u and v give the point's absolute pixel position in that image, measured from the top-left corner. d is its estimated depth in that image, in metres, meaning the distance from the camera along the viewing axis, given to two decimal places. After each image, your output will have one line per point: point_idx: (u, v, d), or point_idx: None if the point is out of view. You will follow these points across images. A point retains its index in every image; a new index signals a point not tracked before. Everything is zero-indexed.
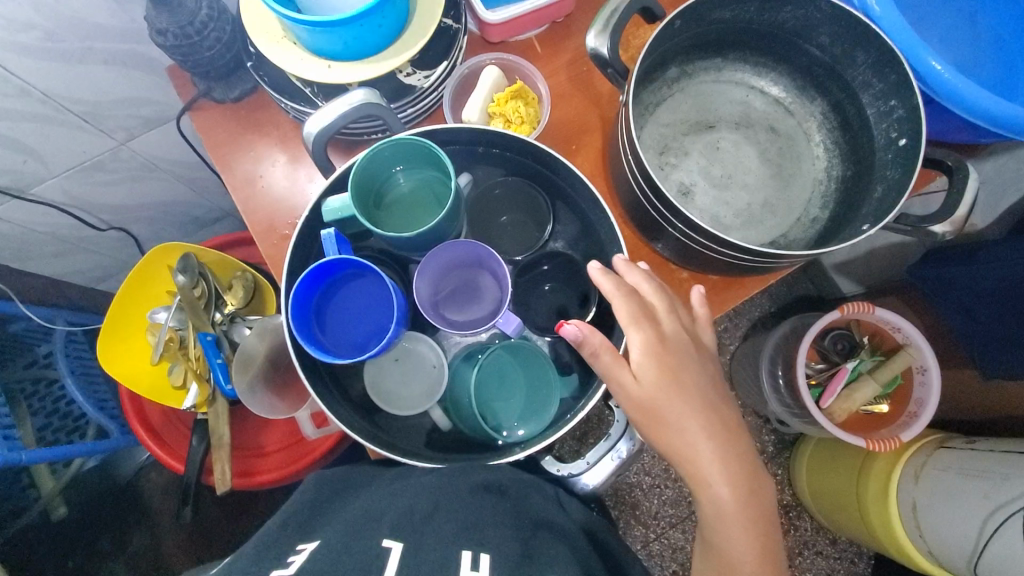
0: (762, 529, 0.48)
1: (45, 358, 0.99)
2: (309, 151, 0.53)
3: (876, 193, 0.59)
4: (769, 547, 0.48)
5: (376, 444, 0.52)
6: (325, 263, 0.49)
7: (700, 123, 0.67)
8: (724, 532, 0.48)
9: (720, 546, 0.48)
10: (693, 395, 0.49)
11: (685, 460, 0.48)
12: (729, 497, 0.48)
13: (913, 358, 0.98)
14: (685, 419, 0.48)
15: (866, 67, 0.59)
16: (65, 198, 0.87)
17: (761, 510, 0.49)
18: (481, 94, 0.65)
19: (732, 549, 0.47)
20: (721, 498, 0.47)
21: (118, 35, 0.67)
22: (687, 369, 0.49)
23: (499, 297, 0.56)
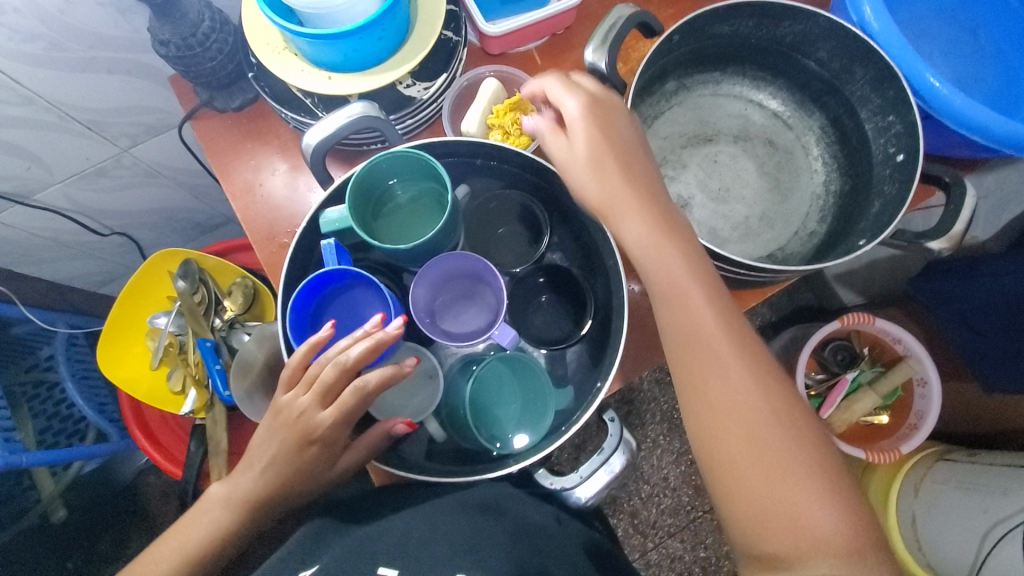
0: (744, 343, 0.45)
1: (47, 361, 1.01)
2: (308, 162, 0.53)
3: (873, 208, 0.59)
4: (732, 329, 0.46)
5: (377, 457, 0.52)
6: (323, 273, 0.50)
7: (699, 136, 0.68)
8: (699, 339, 0.46)
9: (702, 369, 0.45)
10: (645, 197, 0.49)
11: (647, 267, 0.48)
12: (699, 305, 0.46)
13: (914, 371, 0.98)
14: (635, 213, 0.49)
15: (864, 83, 0.59)
16: (68, 204, 0.87)
17: (736, 317, 0.47)
18: (482, 104, 0.65)
19: (711, 361, 0.45)
20: (688, 299, 0.47)
21: (122, 45, 0.68)
22: (639, 167, 0.51)
23: (494, 312, 0.56)
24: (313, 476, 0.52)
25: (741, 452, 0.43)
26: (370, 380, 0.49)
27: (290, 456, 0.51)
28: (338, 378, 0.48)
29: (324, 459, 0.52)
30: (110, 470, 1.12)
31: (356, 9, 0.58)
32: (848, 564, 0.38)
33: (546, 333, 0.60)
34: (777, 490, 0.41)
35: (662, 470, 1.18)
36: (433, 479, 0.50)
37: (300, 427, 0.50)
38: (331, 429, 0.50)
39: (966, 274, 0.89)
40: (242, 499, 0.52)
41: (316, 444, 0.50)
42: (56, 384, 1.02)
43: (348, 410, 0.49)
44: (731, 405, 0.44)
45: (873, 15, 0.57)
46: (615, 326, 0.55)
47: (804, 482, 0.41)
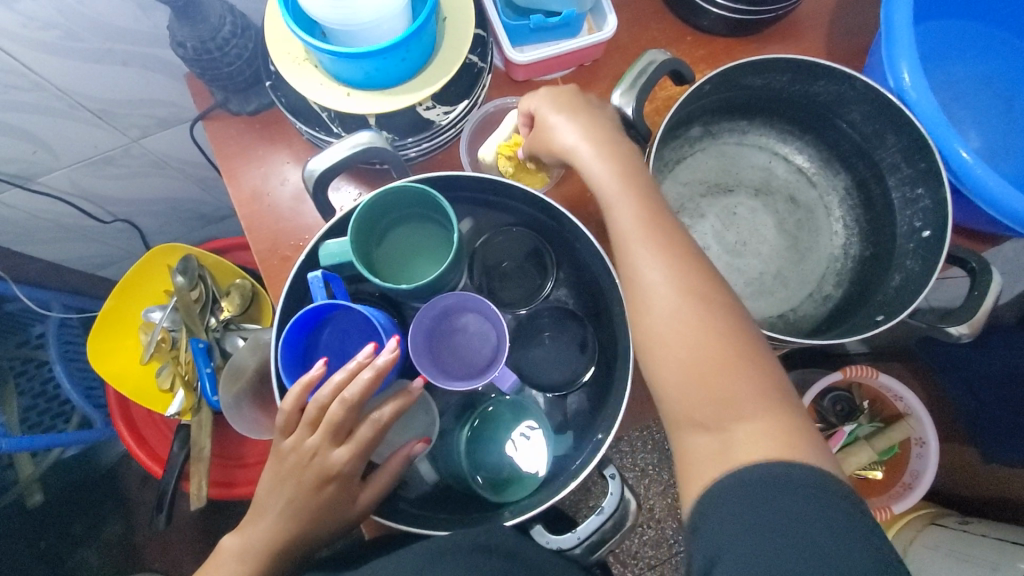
0: (683, 260, 0.47)
1: (38, 339, 0.99)
2: (310, 189, 0.52)
3: (893, 281, 0.57)
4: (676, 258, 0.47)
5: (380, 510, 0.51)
6: (312, 309, 0.47)
7: (720, 185, 0.66)
8: (642, 263, 0.47)
9: (643, 291, 0.47)
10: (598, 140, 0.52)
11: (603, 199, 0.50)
12: (641, 231, 0.48)
13: (913, 429, 0.96)
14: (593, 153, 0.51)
15: (895, 150, 0.58)
16: (72, 188, 0.86)
17: (676, 233, 0.48)
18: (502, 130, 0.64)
19: (652, 277, 0.47)
20: (635, 226, 0.48)
21: (139, 38, 0.67)
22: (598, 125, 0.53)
23: (494, 347, 0.55)
24: (336, 516, 0.50)
25: (674, 359, 0.45)
26: (387, 410, 0.49)
27: (309, 496, 0.49)
28: (348, 415, 0.48)
29: (344, 497, 0.50)
30: (93, 454, 1.10)
31: (381, 29, 0.56)
32: (781, 443, 0.41)
33: (546, 376, 0.58)
34: (714, 387, 0.43)
35: (648, 501, 1.15)
36: (429, 532, 0.49)
37: (314, 468, 0.49)
38: (348, 464, 0.49)
39: (975, 343, 0.88)
40: (260, 550, 0.49)
41: (333, 482, 0.49)
42: (44, 364, 1.00)
43: (365, 444, 0.49)
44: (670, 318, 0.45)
45: (912, 82, 0.55)
46: (615, 379, 0.53)
47: (739, 380, 0.43)
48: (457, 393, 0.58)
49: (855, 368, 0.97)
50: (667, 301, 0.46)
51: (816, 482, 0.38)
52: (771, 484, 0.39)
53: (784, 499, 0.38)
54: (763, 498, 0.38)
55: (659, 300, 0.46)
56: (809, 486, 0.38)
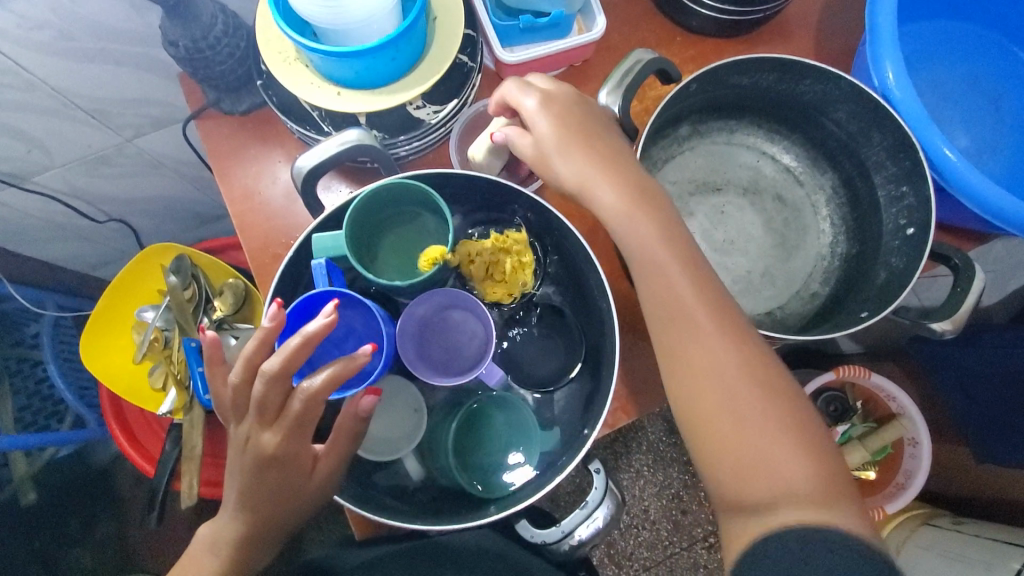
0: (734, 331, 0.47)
1: (33, 339, 1.00)
2: (299, 186, 0.52)
3: (878, 279, 0.58)
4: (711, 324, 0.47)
5: (358, 504, 0.48)
6: (310, 296, 0.48)
7: (708, 184, 0.67)
8: (691, 333, 0.47)
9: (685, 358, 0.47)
10: (615, 180, 0.51)
11: (642, 262, 0.49)
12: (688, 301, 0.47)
13: (905, 430, 0.96)
14: (612, 198, 0.50)
15: (880, 149, 0.58)
16: (66, 187, 0.86)
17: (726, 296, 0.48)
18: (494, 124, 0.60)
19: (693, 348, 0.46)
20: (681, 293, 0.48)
21: (132, 38, 0.67)
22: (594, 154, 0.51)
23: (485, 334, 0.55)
24: (294, 495, 0.48)
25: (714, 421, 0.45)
26: (316, 381, 0.45)
27: (257, 482, 0.47)
28: (268, 390, 0.45)
29: (294, 476, 0.48)
30: (86, 455, 1.11)
31: (372, 28, 0.57)
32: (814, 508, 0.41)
33: (536, 372, 0.58)
34: (745, 447, 0.44)
35: (642, 501, 1.15)
36: (416, 525, 0.47)
37: (253, 449, 0.47)
38: (281, 443, 0.47)
39: (965, 343, 0.89)
40: (230, 540, 0.49)
41: (279, 460, 0.47)
42: (38, 363, 1.01)
43: (292, 418, 0.46)
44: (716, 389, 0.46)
45: (896, 81, 0.55)
46: (601, 376, 0.54)
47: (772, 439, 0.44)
48: (446, 389, 0.58)
49: (848, 368, 0.96)
50: (716, 369, 0.45)
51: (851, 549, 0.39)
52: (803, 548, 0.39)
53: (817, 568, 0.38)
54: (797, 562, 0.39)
55: (707, 371, 0.46)
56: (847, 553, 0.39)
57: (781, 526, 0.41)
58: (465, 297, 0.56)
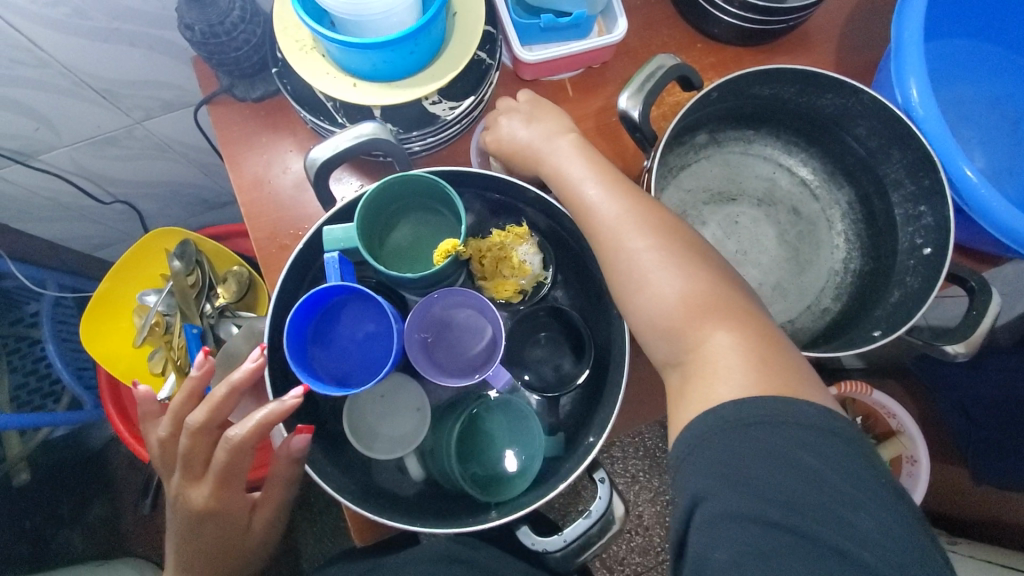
0: (665, 235, 0.48)
1: (33, 317, 0.99)
2: (311, 177, 0.51)
3: (892, 298, 0.57)
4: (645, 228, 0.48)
5: (359, 504, 0.48)
6: (320, 289, 0.47)
7: (723, 194, 0.66)
8: (621, 244, 0.48)
9: (617, 271, 0.48)
10: (565, 150, 0.55)
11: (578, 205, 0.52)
12: (615, 215, 0.49)
13: (905, 448, 0.96)
14: (560, 156, 0.55)
15: (900, 166, 0.58)
16: (72, 166, 0.85)
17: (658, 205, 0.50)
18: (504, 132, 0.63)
19: (624, 257, 0.48)
20: (607, 214, 0.50)
21: (147, 20, 0.66)
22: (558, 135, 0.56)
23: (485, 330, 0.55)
24: (230, 546, 0.55)
25: (651, 326, 0.46)
26: (239, 431, 0.49)
27: (196, 534, 0.54)
28: (195, 444, 0.51)
29: (231, 527, 0.55)
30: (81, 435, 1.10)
31: (391, 21, 0.56)
32: (756, 386, 0.40)
33: (542, 377, 0.58)
34: (686, 337, 0.44)
35: (637, 507, 1.14)
36: (417, 527, 0.47)
37: (185, 506, 0.53)
38: (212, 497, 0.53)
39: (970, 364, 0.88)
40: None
41: (213, 516, 0.53)
42: (37, 342, 1.00)
43: (218, 472, 0.51)
44: (656, 292, 0.46)
45: (920, 98, 0.55)
46: (608, 383, 0.53)
47: (712, 330, 0.43)
48: (450, 389, 0.57)
49: (851, 383, 0.96)
50: (647, 271, 0.46)
51: (797, 419, 0.37)
52: (753, 422, 0.38)
53: (771, 441, 0.37)
54: (750, 439, 0.37)
55: (642, 277, 0.46)
56: (804, 425, 0.37)
57: (719, 402, 0.40)
58: (459, 292, 0.55)
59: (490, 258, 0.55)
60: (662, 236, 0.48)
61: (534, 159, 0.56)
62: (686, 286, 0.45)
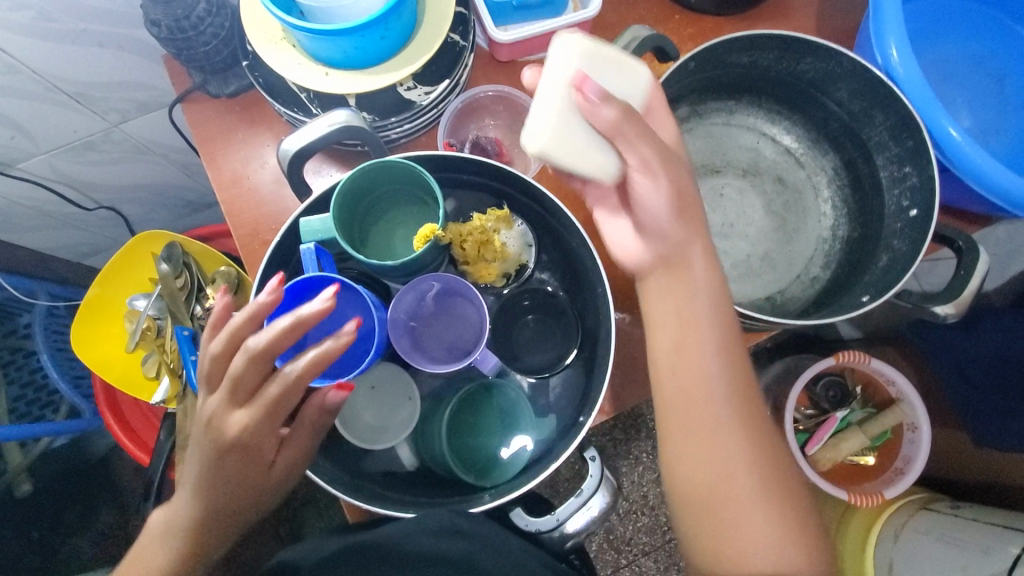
0: (742, 404, 0.47)
1: (26, 329, 0.98)
2: (285, 168, 0.51)
3: (880, 262, 0.56)
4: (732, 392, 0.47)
5: (353, 495, 0.48)
6: (301, 280, 0.47)
7: (707, 166, 0.65)
8: (724, 464, 0.46)
9: (700, 436, 0.46)
10: (669, 291, 0.48)
11: (682, 402, 0.47)
12: (710, 375, 0.47)
13: (906, 415, 0.96)
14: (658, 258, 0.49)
15: (883, 128, 0.57)
16: (52, 174, 0.85)
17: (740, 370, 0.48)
18: (551, 91, 0.45)
19: (698, 415, 0.46)
20: (699, 367, 0.47)
21: (114, 19, 0.65)
22: (686, 268, 0.48)
23: (453, 295, 0.55)
24: (249, 489, 0.47)
25: (705, 490, 0.46)
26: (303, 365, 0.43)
27: (214, 477, 0.46)
28: (248, 369, 0.43)
29: (256, 464, 0.46)
30: (83, 444, 1.10)
31: (359, 6, 0.55)
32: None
33: (531, 359, 0.57)
34: (730, 513, 0.45)
35: (641, 487, 1.14)
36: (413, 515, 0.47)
37: (213, 432, 0.45)
38: (246, 428, 0.45)
39: (966, 327, 0.88)
40: (182, 528, 0.47)
41: (237, 452, 0.45)
42: (32, 353, 1.00)
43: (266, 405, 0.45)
44: (717, 459, 0.46)
45: (900, 59, 0.54)
46: (597, 362, 0.53)
47: (754, 515, 0.45)
48: (439, 376, 0.57)
49: (848, 354, 0.96)
50: (718, 436, 0.46)
51: None
52: None
53: None
54: None
55: (711, 442, 0.46)
56: None
57: None
58: (414, 284, 0.53)
59: (469, 242, 0.54)
60: (764, 464, 0.46)
61: (669, 271, 0.48)
62: (744, 461, 0.46)
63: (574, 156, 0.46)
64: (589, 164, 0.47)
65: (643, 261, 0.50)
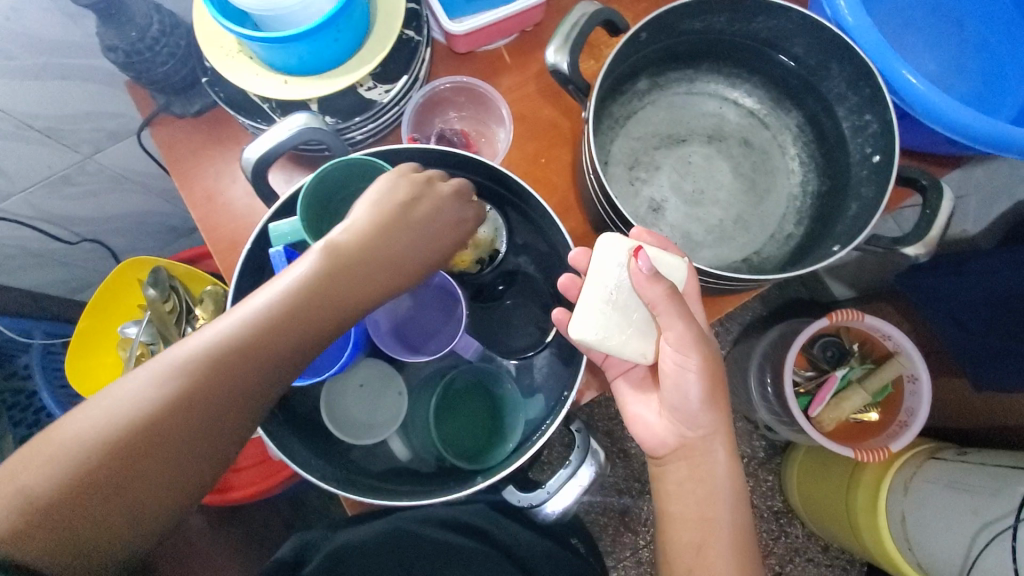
0: (741, 552, 0.53)
1: (25, 369, 0.99)
2: (249, 177, 0.52)
3: (850, 211, 0.57)
4: (738, 539, 0.53)
5: (347, 489, 0.48)
6: None
7: (673, 136, 0.65)
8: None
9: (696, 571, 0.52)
10: (691, 481, 0.54)
11: (693, 548, 0.53)
12: (717, 524, 0.53)
13: (904, 367, 0.95)
14: (675, 431, 0.54)
15: (840, 79, 0.57)
16: (32, 211, 0.85)
17: (744, 529, 0.54)
18: (598, 275, 0.49)
19: (700, 554, 0.52)
20: (708, 520, 0.53)
21: (72, 49, 0.66)
22: (706, 453, 0.53)
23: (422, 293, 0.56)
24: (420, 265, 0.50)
25: None
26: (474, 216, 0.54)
27: (319, 294, 0.44)
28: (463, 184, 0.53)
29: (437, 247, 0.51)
30: None
31: (309, 10, 0.56)
32: None
33: (515, 341, 0.58)
34: None
35: None
36: (409, 504, 0.48)
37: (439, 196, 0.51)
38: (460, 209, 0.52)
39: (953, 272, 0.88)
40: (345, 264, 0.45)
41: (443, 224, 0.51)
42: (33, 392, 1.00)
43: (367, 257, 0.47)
44: None
45: (848, 9, 0.54)
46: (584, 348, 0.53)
47: None
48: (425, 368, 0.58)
49: (841, 313, 0.96)
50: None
51: None
52: None
53: None
54: None
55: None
56: None
57: None
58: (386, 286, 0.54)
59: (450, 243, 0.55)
60: None
61: (687, 459, 0.54)
62: None
63: (618, 342, 0.50)
64: (631, 348, 0.50)
65: (667, 443, 0.54)
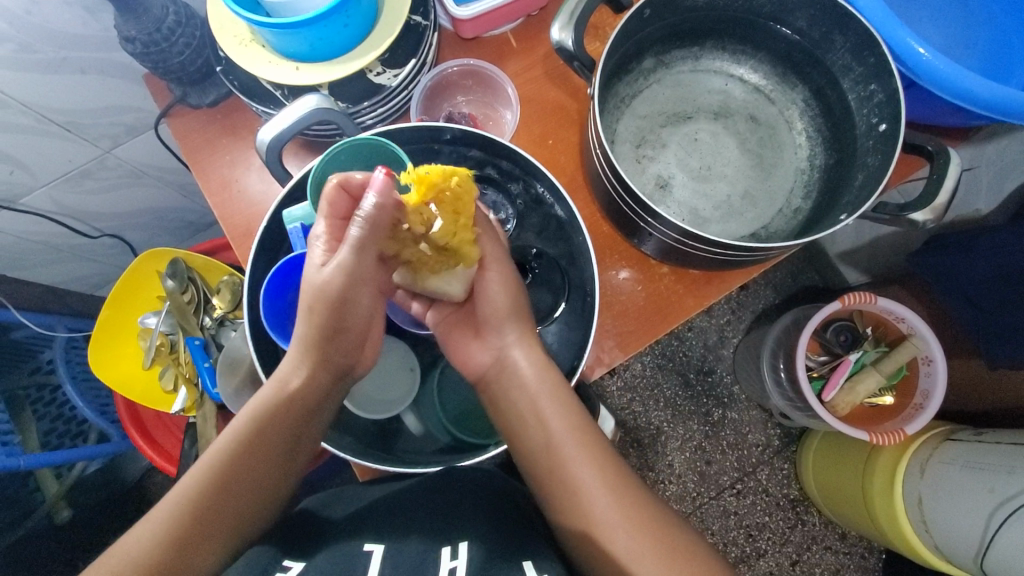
0: (591, 444, 0.52)
1: (49, 364, 1.01)
2: (263, 157, 0.54)
3: (856, 181, 0.57)
4: (583, 429, 0.53)
5: (361, 457, 0.53)
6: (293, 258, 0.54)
7: (679, 114, 0.66)
8: (603, 534, 0.49)
9: (552, 482, 0.51)
10: (512, 392, 0.54)
11: (540, 460, 0.52)
12: (556, 424, 0.52)
13: (919, 349, 0.94)
14: (479, 357, 0.57)
15: (845, 51, 0.57)
16: (55, 206, 0.88)
17: (586, 424, 0.53)
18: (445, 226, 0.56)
19: (550, 465, 0.52)
20: (549, 427, 0.52)
21: (92, 43, 0.68)
22: (513, 363, 0.54)
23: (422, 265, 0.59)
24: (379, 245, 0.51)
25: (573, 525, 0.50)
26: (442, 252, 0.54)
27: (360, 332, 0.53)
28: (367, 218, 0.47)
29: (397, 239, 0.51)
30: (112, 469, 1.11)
31: None
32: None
33: None
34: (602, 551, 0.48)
35: None
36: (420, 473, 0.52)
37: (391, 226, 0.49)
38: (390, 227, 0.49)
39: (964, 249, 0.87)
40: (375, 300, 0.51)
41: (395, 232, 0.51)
42: (58, 386, 1.02)
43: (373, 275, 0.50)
44: (585, 501, 0.50)
45: None
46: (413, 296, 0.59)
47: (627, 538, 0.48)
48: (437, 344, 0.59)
49: (853, 295, 0.95)
50: (582, 482, 0.50)
51: None
52: None
53: None
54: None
55: (576, 488, 0.50)
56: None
57: None
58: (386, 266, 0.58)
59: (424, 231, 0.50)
60: (632, 504, 0.50)
61: (503, 373, 0.55)
62: (608, 498, 0.50)
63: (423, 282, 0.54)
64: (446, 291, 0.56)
65: (485, 367, 0.57)
